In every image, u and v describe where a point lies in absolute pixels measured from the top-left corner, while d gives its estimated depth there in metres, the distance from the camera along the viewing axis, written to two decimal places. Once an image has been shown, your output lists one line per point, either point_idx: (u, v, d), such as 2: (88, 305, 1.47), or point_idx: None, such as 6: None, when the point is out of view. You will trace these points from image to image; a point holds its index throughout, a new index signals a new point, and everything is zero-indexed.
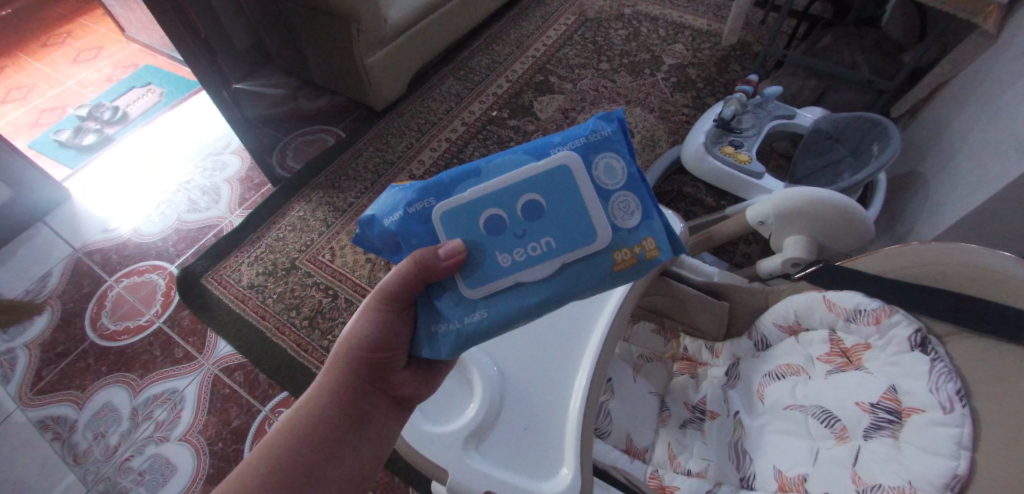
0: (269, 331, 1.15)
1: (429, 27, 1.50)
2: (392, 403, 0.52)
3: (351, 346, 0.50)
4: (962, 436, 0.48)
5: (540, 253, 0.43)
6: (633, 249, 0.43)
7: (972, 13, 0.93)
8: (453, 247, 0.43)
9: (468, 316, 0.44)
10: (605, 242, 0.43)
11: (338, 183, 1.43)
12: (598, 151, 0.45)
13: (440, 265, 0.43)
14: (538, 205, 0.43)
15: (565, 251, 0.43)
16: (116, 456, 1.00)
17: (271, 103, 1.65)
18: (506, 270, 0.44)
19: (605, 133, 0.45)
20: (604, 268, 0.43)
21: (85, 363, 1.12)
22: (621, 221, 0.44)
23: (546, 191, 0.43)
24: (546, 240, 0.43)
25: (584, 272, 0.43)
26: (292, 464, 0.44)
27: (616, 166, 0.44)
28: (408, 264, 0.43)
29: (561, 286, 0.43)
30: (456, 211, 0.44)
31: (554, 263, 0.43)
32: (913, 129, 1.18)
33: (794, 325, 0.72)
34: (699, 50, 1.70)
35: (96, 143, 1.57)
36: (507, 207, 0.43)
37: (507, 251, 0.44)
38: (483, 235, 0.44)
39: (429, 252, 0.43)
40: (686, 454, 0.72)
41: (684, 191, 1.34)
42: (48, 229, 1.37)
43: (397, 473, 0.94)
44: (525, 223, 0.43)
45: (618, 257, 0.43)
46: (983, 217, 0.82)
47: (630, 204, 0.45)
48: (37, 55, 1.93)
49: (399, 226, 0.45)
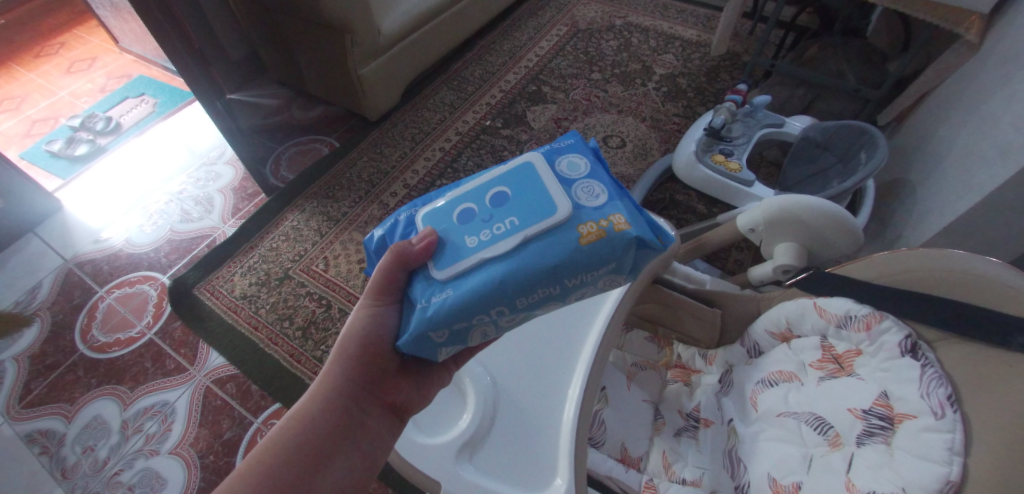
0: (262, 342, 1.14)
1: (423, 37, 1.51)
2: (384, 411, 0.52)
3: (343, 349, 0.50)
4: (953, 441, 0.47)
5: (505, 231, 0.44)
6: (598, 223, 0.43)
7: (955, 23, 0.96)
8: (424, 233, 0.46)
9: (435, 296, 0.44)
10: (567, 215, 0.44)
11: (331, 193, 1.43)
12: (562, 153, 0.50)
13: (416, 253, 0.46)
14: (504, 194, 0.47)
15: (529, 228, 0.44)
16: (105, 470, 0.98)
17: (265, 113, 1.65)
18: (472, 249, 0.44)
19: (568, 141, 0.51)
20: (569, 241, 0.43)
21: (74, 375, 1.11)
22: (585, 202, 0.45)
23: (511, 184, 0.47)
24: (509, 221, 0.45)
25: (549, 245, 0.43)
26: (281, 475, 0.43)
27: (579, 162, 0.49)
28: (386, 256, 0.46)
29: (524, 259, 0.42)
30: (434, 210, 0.49)
31: (516, 238, 0.43)
32: (900, 137, 1.20)
33: (785, 332, 0.72)
34: (689, 60, 1.72)
35: (89, 154, 1.57)
36: (477, 199, 0.48)
37: (475, 234, 0.45)
38: (455, 224, 0.47)
39: (404, 242, 0.46)
40: (681, 463, 0.71)
41: (676, 198, 1.35)
42: (39, 239, 1.36)
43: (391, 484, 0.93)
44: (492, 209, 0.46)
45: (583, 231, 0.43)
46: (969, 224, 0.83)
47: (594, 189, 0.47)
48: (30, 65, 1.93)
49: (387, 230, 0.51)
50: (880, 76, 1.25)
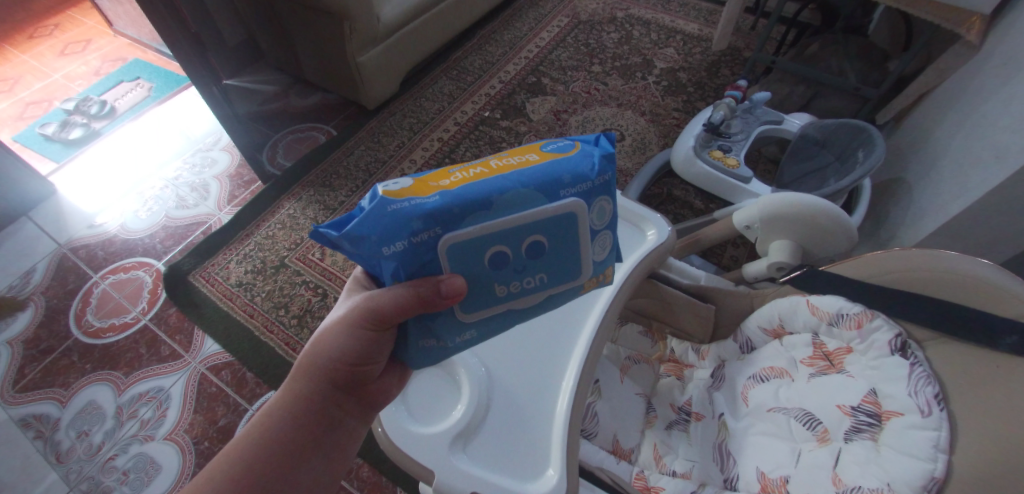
0: (258, 329, 1.14)
1: (422, 26, 1.50)
2: (366, 409, 0.53)
3: (329, 355, 0.48)
4: (939, 438, 0.48)
5: (534, 286, 0.46)
6: (598, 278, 0.51)
7: (956, 23, 0.96)
8: (456, 287, 0.41)
9: (460, 337, 0.46)
10: (584, 276, 0.49)
11: (328, 182, 1.42)
12: (596, 194, 0.46)
13: (440, 302, 0.41)
14: (541, 245, 0.45)
15: (553, 285, 0.47)
16: (99, 455, 0.99)
17: (262, 99, 1.64)
18: (500, 298, 0.46)
19: (607, 177, 0.46)
20: (575, 292, 0.50)
21: (69, 360, 1.10)
22: (596, 256, 0.49)
23: (549, 234, 0.44)
24: (539, 277, 0.46)
25: (559, 297, 0.50)
26: (263, 471, 0.44)
27: (607, 210, 0.47)
28: (405, 297, 0.41)
29: (541, 307, 0.49)
30: (465, 247, 0.41)
31: (541, 293, 0.47)
32: (899, 136, 1.20)
33: (777, 329, 0.73)
34: (690, 54, 1.71)
35: (83, 137, 1.55)
36: (514, 246, 0.43)
37: (505, 283, 0.45)
38: (486, 269, 0.43)
39: (430, 286, 0.41)
40: (672, 455, 0.72)
41: (673, 193, 1.36)
42: (33, 224, 1.34)
43: (385, 473, 0.94)
44: (526, 260, 0.45)
45: (587, 284, 0.50)
46: (962, 224, 0.84)
47: (606, 241, 0.49)
48: (23, 47, 1.89)
49: (399, 258, 0.40)
50: (881, 74, 1.25)
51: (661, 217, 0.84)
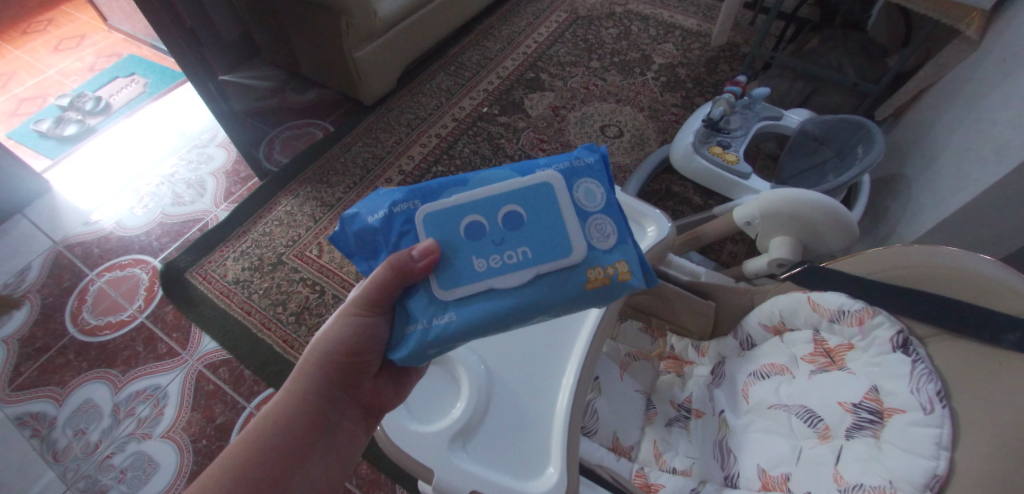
0: (255, 326, 1.14)
1: (419, 21, 1.48)
2: (360, 411, 0.53)
3: (326, 350, 0.49)
4: (942, 436, 0.48)
5: (516, 262, 0.43)
6: (605, 269, 0.43)
7: (955, 19, 0.95)
8: (427, 248, 0.42)
9: (437, 317, 0.43)
10: (578, 258, 0.43)
11: (325, 178, 1.41)
12: (579, 176, 0.46)
13: (416, 267, 0.42)
14: (517, 215, 0.44)
15: (540, 264, 0.43)
16: (96, 454, 0.98)
17: (258, 95, 1.62)
18: (479, 274, 0.43)
19: (587, 160, 0.47)
20: (577, 284, 0.43)
21: (65, 358, 1.10)
22: (596, 242, 0.44)
23: (527, 204, 0.44)
24: (522, 251, 0.43)
25: (556, 286, 0.43)
26: (258, 474, 0.43)
27: (596, 192, 0.46)
28: (384, 270, 0.42)
29: (535, 295, 0.42)
30: (439, 213, 0.44)
31: (528, 272, 0.43)
32: (898, 131, 1.20)
33: (778, 325, 0.73)
34: (689, 50, 1.70)
35: (78, 134, 1.53)
36: (488, 215, 0.44)
37: (484, 257, 0.43)
38: (462, 238, 0.44)
39: (404, 255, 0.42)
40: (672, 452, 0.72)
41: (672, 189, 1.35)
42: (27, 221, 1.33)
43: (385, 470, 0.94)
44: (503, 231, 0.43)
45: (590, 275, 0.43)
46: (961, 220, 0.83)
47: (606, 227, 0.45)
48: (17, 42, 1.87)
49: (381, 223, 0.45)
50: (880, 70, 1.24)
51: (662, 213, 0.83)
